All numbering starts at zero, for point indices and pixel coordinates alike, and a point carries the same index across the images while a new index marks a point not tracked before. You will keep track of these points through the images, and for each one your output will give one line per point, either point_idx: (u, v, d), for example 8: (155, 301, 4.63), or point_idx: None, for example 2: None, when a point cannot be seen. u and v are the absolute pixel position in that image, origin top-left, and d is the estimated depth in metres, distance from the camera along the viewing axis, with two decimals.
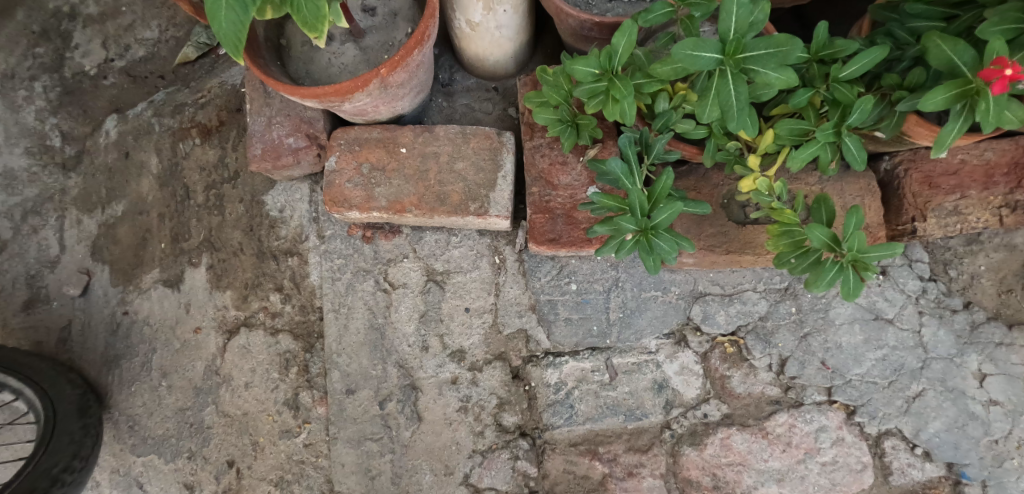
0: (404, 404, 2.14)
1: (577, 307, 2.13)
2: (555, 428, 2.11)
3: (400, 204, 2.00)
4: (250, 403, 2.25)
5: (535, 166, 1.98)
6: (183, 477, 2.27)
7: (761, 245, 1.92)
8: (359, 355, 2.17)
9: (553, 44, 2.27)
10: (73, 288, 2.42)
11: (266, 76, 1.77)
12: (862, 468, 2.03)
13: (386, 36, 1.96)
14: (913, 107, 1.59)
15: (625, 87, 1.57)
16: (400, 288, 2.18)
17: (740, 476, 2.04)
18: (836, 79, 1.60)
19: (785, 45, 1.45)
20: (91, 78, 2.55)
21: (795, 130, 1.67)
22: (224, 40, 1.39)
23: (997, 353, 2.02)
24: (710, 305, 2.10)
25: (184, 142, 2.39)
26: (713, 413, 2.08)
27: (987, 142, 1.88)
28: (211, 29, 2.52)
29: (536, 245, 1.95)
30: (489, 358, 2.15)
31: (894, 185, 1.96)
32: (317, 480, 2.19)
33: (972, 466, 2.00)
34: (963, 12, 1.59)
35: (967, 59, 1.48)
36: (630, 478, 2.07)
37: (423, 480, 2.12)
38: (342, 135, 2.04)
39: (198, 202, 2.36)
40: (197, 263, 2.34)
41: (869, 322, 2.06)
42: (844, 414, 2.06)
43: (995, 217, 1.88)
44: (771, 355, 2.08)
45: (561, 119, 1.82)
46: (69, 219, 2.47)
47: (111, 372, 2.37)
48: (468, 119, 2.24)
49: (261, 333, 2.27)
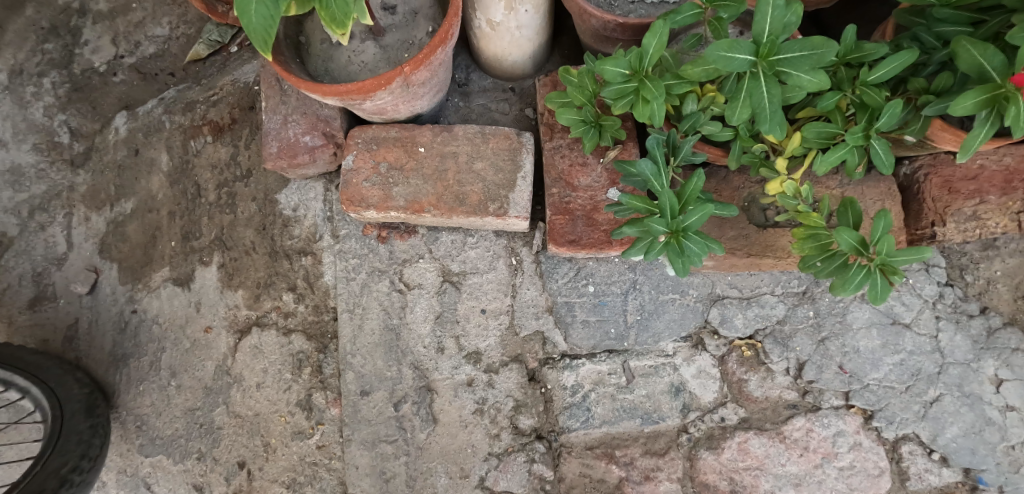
0: (419, 406, 2.13)
1: (594, 309, 2.12)
2: (570, 430, 2.10)
3: (418, 203, 1.99)
4: (261, 404, 2.23)
5: (555, 167, 1.97)
6: (192, 478, 2.24)
7: (782, 249, 1.91)
8: (373, 356, 2.15)
9: (571, 44, 2.26)
10: (81, 286, 2.40)
11: (286, 73, 1.75)
12: (880, 473, 2.02)
13: (406, 35, 1.94)
14: (941, 111, 1.59)
15: (655, 88, 1.57)
16: (415, 288, 2.17)
17: (757, 480, 2.03)
18: (865, 82, 1.59)
19: (820, 48, 1.45)
20: (100, 74, 2.53)
21: (822, 133, 1.67)
22: (252, 34, 1.37)
23: (1013, 359, 2.01)
24: (728, 308, 2.09)
25: (196, 140, 2.37)
26: (730, 417, 2.07)
27: (1006, 148, 1.88)
28: (223, 26, 2.49)
29: (555, 246, 1.93)
30: (505, 360, 2.14)
31: (914, 189, 1.95)
32: (331, 483, 2.17)
33: (989, 472, 1.99)
34: (989, 18, 1.58)
35: (997, 63, 1.46)
36: (647, 481, 2.06)
37: (438, 483, 2.10)
38: (359, 134, 2.03)
39: (209, 201, 2.34)
40: (209, 262, 2.32)
41: (886, 327, 2.05)
42: (862, 418, 2.05)
43: (1014, 222, 1.86)
44: (788, 358, 2.07)
45: (585, 120, 1.82)
46: (77, 217, 2.45)
47: (120, 371, 2.35)
48: (485, 119, 2.23)
49: (273, 333, 2.25)
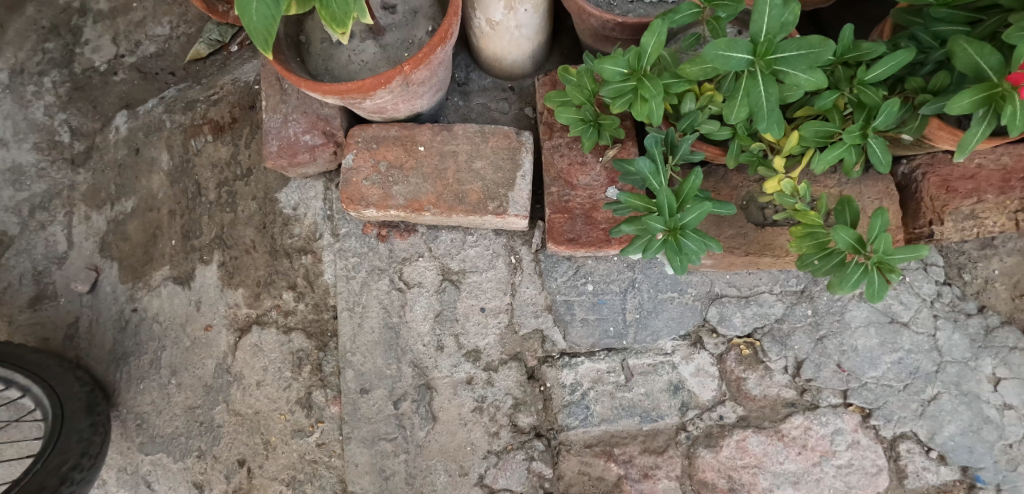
0: (419, 404, 2.13)
1: (593, 307, 2.12)
2: (570, 428, 2.11)
3: (418, 202, 2.00)
4: (262, 402, 2.24)
5: (554, 166, 1.98)
6: (192, 476, 2.25)
7: (780, 247, 1.92)
8: (373, 355, 2.16)
9: (571, 44, 2.27)
10: (81, 284, 2.41)
11: (287, 73, 1.76)
12: (878, 471, 2.03)
13: (406, 34, 1.95)
14: (938, 110, 1.60)
15: (653, 87, 1.58)
16: (415, 287, 2.18)
17: (756, 478, 2.04)
18: (862, 81, 1.60)
19: (818, 46, 1.46)
20: (101, 73, 2.53)
21: (820, 132, 1.67)
22: (253, 34, 1.38)
23: (1011, 358, 2.02)
24: (727, 306, 2.10)
25: (196, 139, 2.38)
26: (728, 415, 2.08)
27: (1004, 147, 1.88)
28: (223, 26, 2.49)
29: (554, 244, 1.94)
30: (504, 359, 2.15)
31: (912, 189, 1.95)
32: (330, 480, 2.18)
33: (986, 470, 2.00)
34: (987, 17, 1.59)
35: (993, 62, 1.47)
36: (646, 479, 2.07)
37: (438, 481, 2.11)
38: (360, 133, 2.04)
39: (209, 199, 2.35)
40: (209, 260, 2.32)
41: (884, 326, 2.06)
42: (860, 417, 2.05)
43: (1011, 221, 1.87)
44: (787, 357, 2.08)
45: (584, 119, 1.83)
46: (77, 216, 2.46)
47: (120, 369, 2.36)
48: (485, 118, 2.24)
49: (274, 331, 2.26)
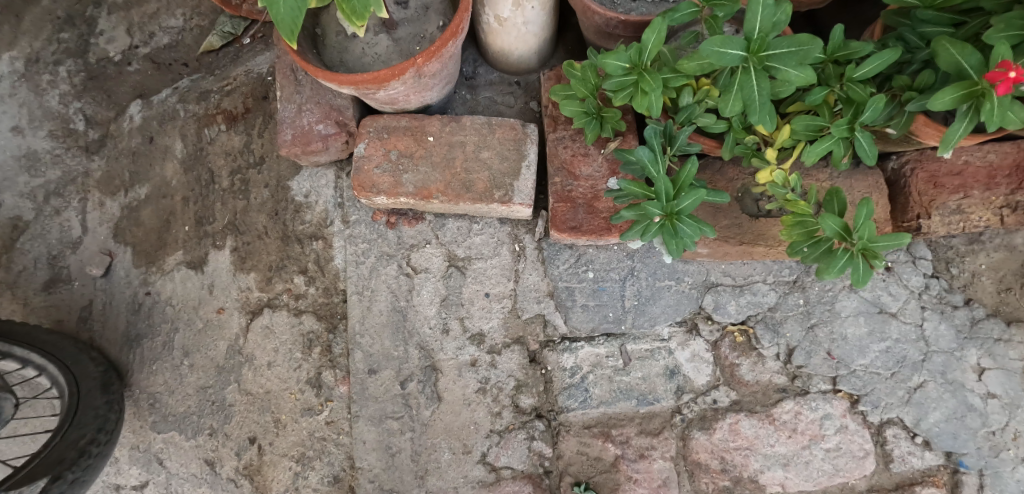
0: (424, 384, 2.22)
1: (593, 294, 2.21)
2: (569, 410, 2.19)
3: (427, 190, 2.08)
4: (273, 381, 2.32)
5: (557, 157, 2.06)
6: (204, 453, 2.33)
7: (773, 237, 2.01)
8: (381, 337, 2.24)
9: (575, 40, 2.35)
10: (95, 268, 2.49)
11: (305, 63, 1.84)
12: (864, 455, 2.12)
13: (418, 29, 2.03)
14: (922, 107, 1.68)
15: (653, 80, 1.67)
16: (422, 272, 2.26)
17: (747, 460, 2.13)
18: (851, 79, 1.69)
19: (807, 45, 1.54)
20: (115, 64, 2.61)
21: (810, 126, 1.77)
22: (281, 24, 1.46)
23: (996, 349, 2.10)
24: (722, 295, 2.18)
25: (210, 128, 2.46)
26: (722, 399, 2.16)
27: (990, 145, 1.96)
28: (236, 18, 2.56)
29: (558, 232, 2.02)
30: (507, 342, 2.23)
31: (900, 184, 2.03)
32: (339, 457, 2.27)
33: (970, 455, 2.08)
34: (970, 19, 1.67)
35: (973, 62, 1.55)
36: (642, 459, 2.15)
37: (442, 458, 2.20)
38: (371, 123, 2.12)
39: (222, 187, 2.43)
40: (222, 246, 2.41)
41: (873, 315, 2.14)
42: (848, 402, 2.13)
43: (996, 216, 1.95)
44: (779, 344, 2.16)
45: (587, 111, 1.92)
46: (91, 201, 2.56)
47: (133, 351, 2.44)
48: (491, 111, 2.32)
49: (285, 314, 2.34)
